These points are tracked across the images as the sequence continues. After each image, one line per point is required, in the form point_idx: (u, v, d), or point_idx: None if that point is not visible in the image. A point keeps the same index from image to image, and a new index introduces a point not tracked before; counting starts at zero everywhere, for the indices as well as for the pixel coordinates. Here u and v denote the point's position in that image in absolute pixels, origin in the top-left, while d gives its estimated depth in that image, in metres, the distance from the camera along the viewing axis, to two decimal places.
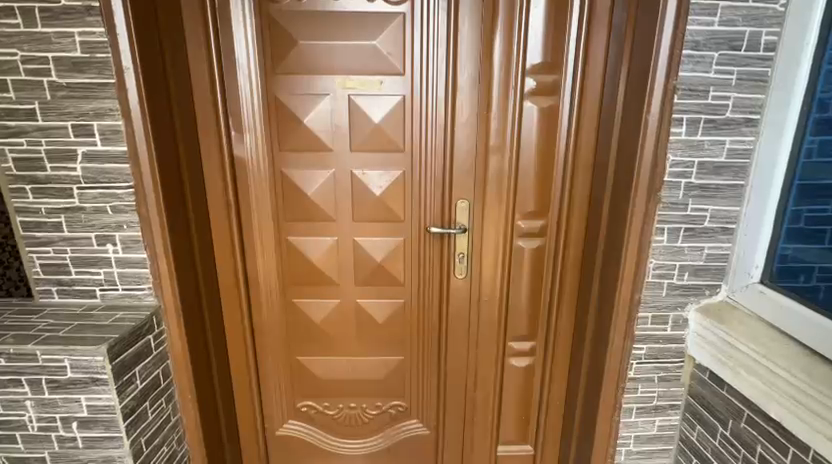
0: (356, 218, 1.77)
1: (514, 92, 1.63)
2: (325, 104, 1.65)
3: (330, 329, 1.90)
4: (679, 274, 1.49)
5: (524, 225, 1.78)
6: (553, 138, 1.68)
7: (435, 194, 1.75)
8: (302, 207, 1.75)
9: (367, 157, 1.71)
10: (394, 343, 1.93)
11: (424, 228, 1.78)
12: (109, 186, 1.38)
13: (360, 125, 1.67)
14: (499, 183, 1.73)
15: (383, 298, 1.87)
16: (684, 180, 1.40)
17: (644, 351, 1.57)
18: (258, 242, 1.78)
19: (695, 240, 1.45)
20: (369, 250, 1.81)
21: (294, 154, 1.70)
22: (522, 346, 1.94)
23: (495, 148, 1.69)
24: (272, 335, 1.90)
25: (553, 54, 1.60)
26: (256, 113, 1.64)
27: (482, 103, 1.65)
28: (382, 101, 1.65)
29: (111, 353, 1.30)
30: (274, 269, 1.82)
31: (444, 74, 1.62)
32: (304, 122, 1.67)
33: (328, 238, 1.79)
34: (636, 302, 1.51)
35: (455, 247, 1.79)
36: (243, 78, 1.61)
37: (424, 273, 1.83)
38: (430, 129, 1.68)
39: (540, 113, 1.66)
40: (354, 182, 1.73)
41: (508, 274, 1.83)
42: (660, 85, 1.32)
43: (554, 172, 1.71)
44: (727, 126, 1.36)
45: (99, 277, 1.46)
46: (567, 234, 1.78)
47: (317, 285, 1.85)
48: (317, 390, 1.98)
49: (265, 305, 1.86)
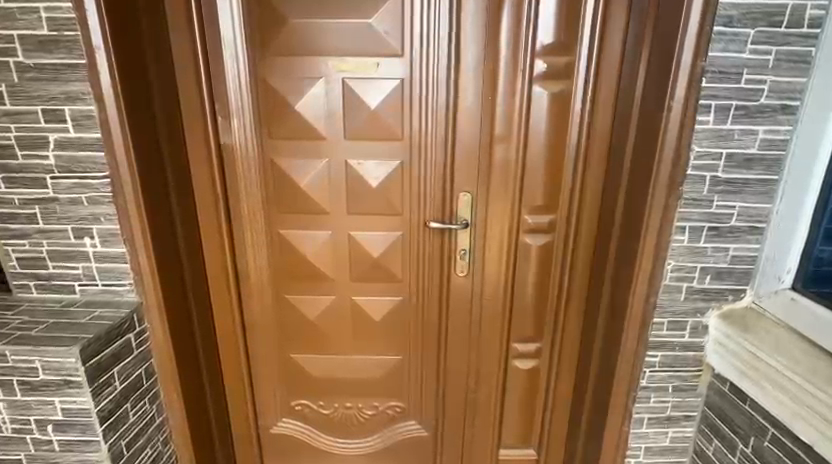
0: (351, 210, 1.66)
1: (522, 75, 1.49)
2: (319, 88, 1.53)
3: (324, 326, 1.82)
4: (701, 278, 1.36)
5: (531, 219, 1.65)
6: (564, 126, 1.54)
7: (435, 186, 1.62)
8: (295, 199, 1.65)
9: (363, 147, 1.59)
10: (392, 341, 1.84)
11: (424, 223, 1.66)
12: (84, 175, 1.29)
13: (355, 110, 1.55)
14: (506, 174, 1.60)
15: (380, 295, 1.78)
16: (710, 174, 1.26)
17: (657, 359, 1.45)
18: (249, 236, 1.69)
19: (720, 240, 1.32)
20: (365, 245, 1.71)
21: (285, 142, 1.59)
22: (527, 347, 1.83)
23: (501, 136, 1.56)
24: (264, 332, 1.83)
25: (566, 33, 1.46)
26: (245, 97, 1.54)
27: (487, 87, 1.51)
28: (379, 85, 1.53)
29: (84, 354, 1.23)
30: (266, 264, 1.74)
31: (446, 57, 1.49)
32: (295, 107, 1.55)
33: (322, 231, 1.70)
34: (652, 307, 1.39)
35: (456, 243, 1.68)
36: (229, 59, 1.49)
37: (423, 270, 1.73)
38: (432, 115, 1.55)
39: (550, 99, 1.52)
40: (348, 173, 1.62)
41: (513, 273, 1.72)
42: (687, 66, 1.18)
43: (565, 162, 1.58)
44: (761, 113, 1.21)
45: (78, 272, 1.38)
46: (577, 229, 1.65)
47: (311, 281, 1.76)
48: (313, 389, 1.91)
49: (257, 301, 1.78)
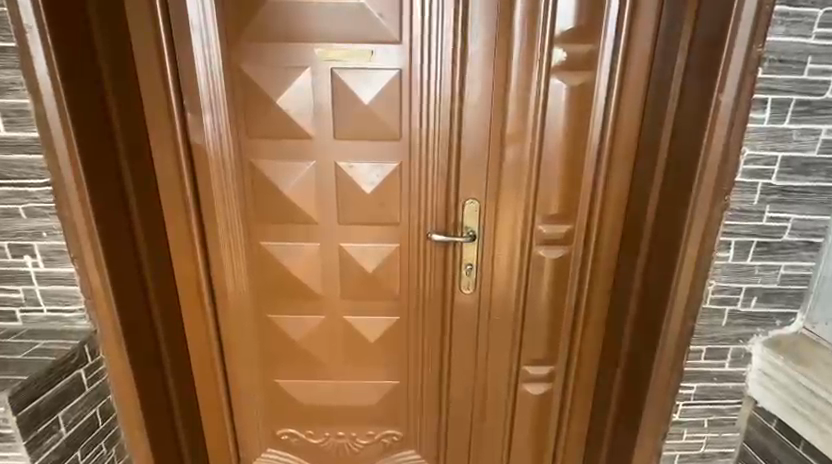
0: (342, 219, 1.47)
1: (538, 66, 1.29)
2: (304, 80, 1.33)
3: (313, 349, 1.63)
4: (746, 300, 1.18)
5: (545, 229, 1.46)
6: (585, 125, 1.35)
7: (438, 192, 1.42)
8: (279, 207, 1.45)
9: (355, 147, 1.39)
10: (389, 364, 1.65)
11: (424, 234, 1.47)
12: (20, 183, 1.10)
13: (345, 106, 1.35)
14: (518, 179, 1.40)
15: (376, 314, 1.58)
16: (763, 181, 1.08)
17: (693, 391, 1.27)
18: (226, 248, 1.49)
19: (769, 258, 1.14)
20: (358, 259, 1.51)
21: (265, 141, 1.39)
22: (540, 371, 1.64)
23: (514, 135, 1.36)
24: (245, 355, 1.62)
25: (589, 17, 1.26)
26: (217, 90, 1.33)
27: (497, 78, 1.31)
28: (372, 76, 1.33)
29: (16, 402, 1.03)
30: (246, 279, 1.53)
31: (450, 44, 1.29)
32: (277, 102, 1.35)
33: (310, 243, 1.50)
34: (688, 333, 1.21)
35: (461, 256, 1.48)
36: (198, 45, 1.28)
37: (424, 286, 1.53)
38: (433, 112, 1.35)
39: (570, 93, 1.32)
40: (339, 177, 1.42)
41: (525, 289, 1.53)
42: (741, 53, 0.99)
43: (585, 165, 1.38)
44: (825, 110, 1.03)
45: (19, 296, 1.18)
46: (597, 241, 1.46)
47: (297, 299, 1.56)
48: (300, 417, 1.71)
49: (236, 321, 1.58)
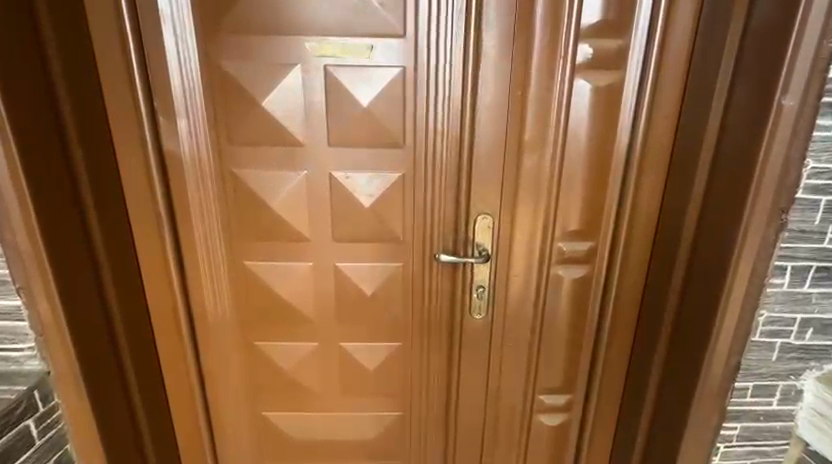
0: (338, 236, 1.30)
1: (561, 65, 1.14)
2: (293, 79, 1.16)
3: (305, 379, 1.46)
4: (800, 332, 1.04)
5: (564, 246, 1.30)
6: (612, 131, 1.19)
7: (446, 206, 1.26)
8: (265, 223, 1.28)
9: (353, 156, 1.23)
10: (389, 395, 1.48)
11: (430, 253, 1.31)
12: None
13: (341, 109, 1.19)
14: (536, 191, 1.24)
15: (375, 340, 1.42)
16: (826, 198, 0.94)
17: (736, 432, 1.13)
18: (205, 269, 1.31)
19: (829, 285, 1.00)
20: (356, 280, 1.35)
21: (250, 149, 1.22)
22: (556, 401, 1.48)
23: (532, 143, 1.20)
24: (228, 387, 1.45)
25: (619, 8, 1.10)
26: (193, 90, 1.16)
27: (514, 78, 1.15)
28: (372, 75, 1.16)
29: None
30: (229, 303, 1.36)
31: (461, 39, 1.13)
32: (263, 105, 1.18)
33: (302, 263, 1.33)
34: (734, 369, 1.07)
35: (472, 277, 1.32)
36: (170, 39, 1.12)
37: (429, 310, 1.37)
38: (442, 116, 1.18)
39: (595, 95, 1.17)
40: (334, 189, 1.26)
41: (543, 313, 1.37)
42: (810, 50, 0.85)
43: (612, 176, 1.23)
44: None
45: None
46: (624, 261, 1.30)
47: (287, 324, 1.40)
48: (292, 453, 1.54)
49: (219, 349, 1.40)
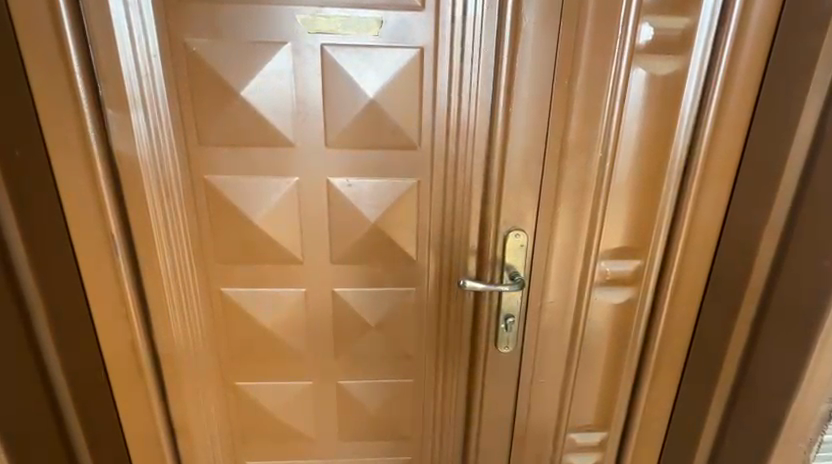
0: (336, 257, 1.07)
1: (615, 50, 0.93)
2: (281, 63, 0.92)
3: (296, 423, 1.23)
4: None
5: (607, 267, 1.09)
6: (671, 129, 0.98)
7: (469, 221, 1.04)
8: (247, 242, 1.04)
9: (355, 159, 0.99)
10: (395, 438, 1.26)
11: (449, 276, 1.09)
12: None
13: (341, 101, 0.95)
14: (577, 203, 1.03)
15: (380, 377, 1.19)
16: None
17: None
18: (172, 298, 1.06)
19: None
20: (358, 310, 1.12)
21: (227, 151, 0.97)
22: (589, 441, 1.27)
23: (576, 144, 0.99)
24: (202, 436, 1.20)
25: None
26: (153, 76, 0.91)
27: (558, 65, 0.94)
28: (381, 58, 0.93)
29: None
30: (203, 338, 1.11)
31: (494, 15, 0.90)
32: (243, 95, 0.93)
33: (293, 290, 1.09)
34: (824, 419, 0.89)
35: (498, 304, 1.11)
36: (118, 9, 0.86)
37: (446, 341, 1.15)
38: (467, 111, 0.96)
39: (654, 87, 0.96)
40: (332, 200, 1.02)
41: (580, 344, 1.16)
42: None
43: (667, 183, 1.02)
44: None
45: None
46: (678, 285, 1.10)
47: (275, 361, 1.16)
48: None
49: (191, 393, 1.16)
